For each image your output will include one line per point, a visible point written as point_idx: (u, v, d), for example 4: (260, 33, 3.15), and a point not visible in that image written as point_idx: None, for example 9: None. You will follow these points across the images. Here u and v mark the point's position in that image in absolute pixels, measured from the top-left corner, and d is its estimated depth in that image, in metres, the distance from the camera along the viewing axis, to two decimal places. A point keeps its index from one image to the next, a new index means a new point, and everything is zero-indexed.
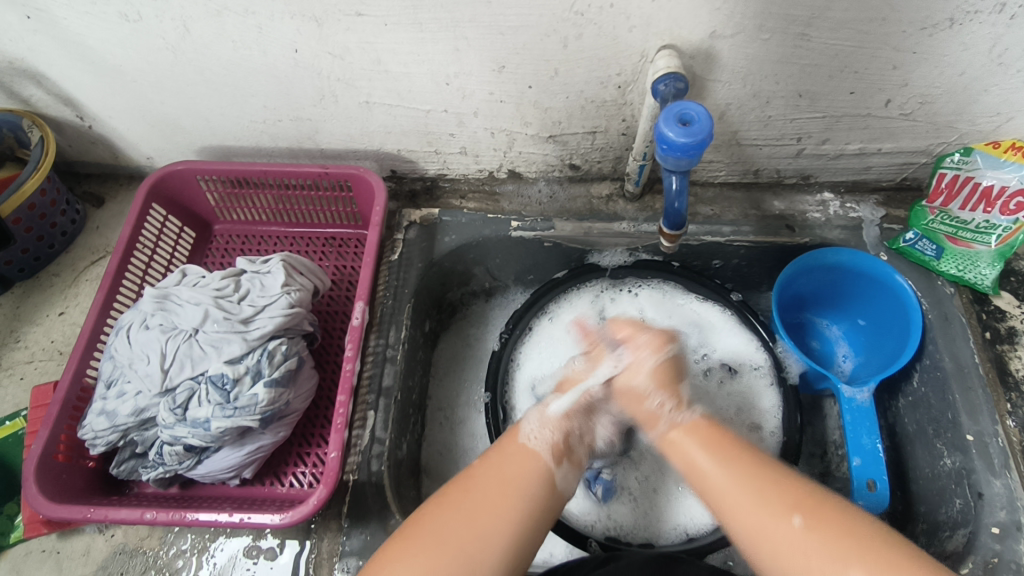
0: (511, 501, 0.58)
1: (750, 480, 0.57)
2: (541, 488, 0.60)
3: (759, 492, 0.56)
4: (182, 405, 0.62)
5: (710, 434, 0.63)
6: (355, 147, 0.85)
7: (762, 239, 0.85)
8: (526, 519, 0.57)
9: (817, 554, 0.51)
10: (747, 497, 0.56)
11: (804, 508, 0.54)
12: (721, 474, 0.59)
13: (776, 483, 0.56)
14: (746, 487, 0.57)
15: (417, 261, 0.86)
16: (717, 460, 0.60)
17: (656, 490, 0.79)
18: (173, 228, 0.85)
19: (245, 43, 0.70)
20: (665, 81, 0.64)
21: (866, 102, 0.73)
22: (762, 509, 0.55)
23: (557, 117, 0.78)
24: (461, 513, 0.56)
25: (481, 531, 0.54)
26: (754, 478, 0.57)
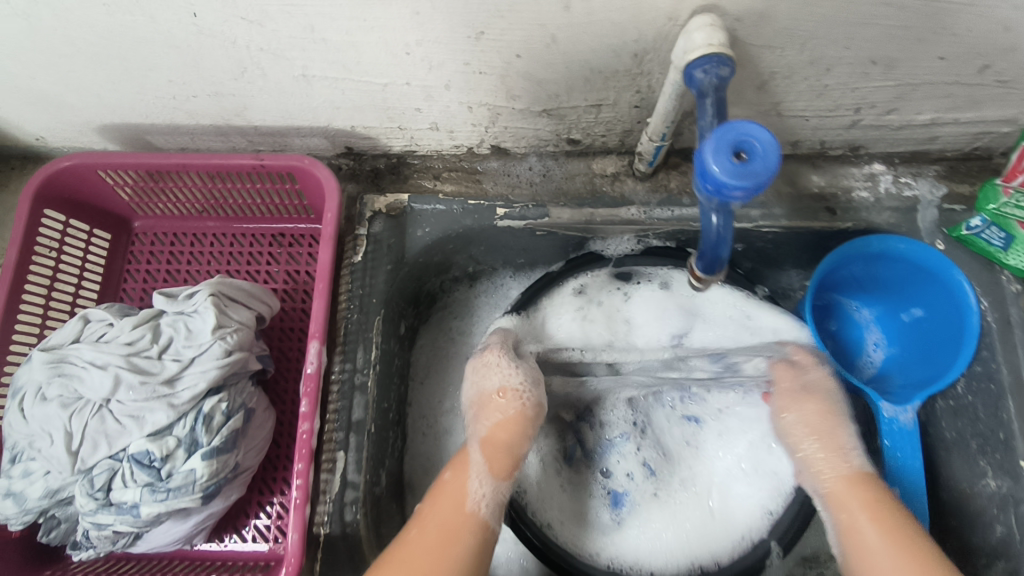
0: (463, 535, 0.57)
1: (904, 538, 0.55)
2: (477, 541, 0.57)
3: (908, 558, 0.54)
4: (104, 487, 0.52)
5: (870, 494, 0.59)
6: (297, 124, 0.68)
7: (797, 225, 0.71)
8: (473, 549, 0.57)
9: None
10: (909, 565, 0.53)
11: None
12: (868, 534, 0.56)
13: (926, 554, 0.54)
14: (895, 550, 0.55)
15: (385, 261, 0.72)
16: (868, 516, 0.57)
17: (686, 515, 0.72)
18: (79, 233, 0.69)
19: (123, 7, 0.50)
20: (702, 65, 0.46)
21: (958, 68, 0.55)
22: (903, 568, 0.53)
23: (553, 90, 0.60)
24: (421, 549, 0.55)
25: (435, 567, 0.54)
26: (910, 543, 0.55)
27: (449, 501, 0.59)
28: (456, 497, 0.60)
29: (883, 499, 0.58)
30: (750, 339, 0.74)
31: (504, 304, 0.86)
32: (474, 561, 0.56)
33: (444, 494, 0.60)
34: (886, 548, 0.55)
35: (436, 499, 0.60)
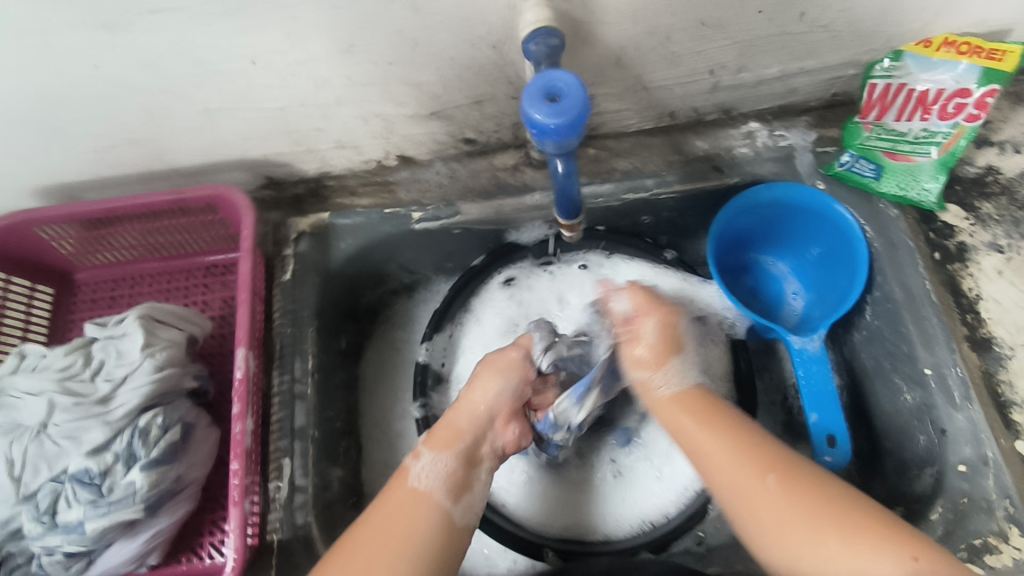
0: (416, 517, 0.57)
1: (727, 436, 0.60)
2: (433, 525, 0.57)
3: (735, 458, 0.58)
4: (49, 510, 0.54)
5: (708, 410, 0.63)
6: (214, 160, 0.74)
7: (689, 187, 0.77)
8: (431, 530, 0.56)
9: (787, 514, 0.53)
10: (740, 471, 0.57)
11: (774, 466, 0.56)
12: (705, 442, 0.60)
13: (756, 447, 0.58)
14: (727, 446, 0.59)
15: (313, 276, 0.76)
16: (698, 423, 0.62)
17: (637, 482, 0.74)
18: (23, 289, 0.73)
19: (30, 66, 0.57)
20: (533, 39, 0.53)
21: (778, 19, 0.63)
22: (739, 471, 0.57)
23: (433, 91, 0.67)
24: (369, 542, 0.54)
25: (389, 553, 0.53)
26: (731, 436, 0.60)
27: (396, 497, 0.58)
28: (406, 489, 0.59)
29: (714, 413, 0.62)
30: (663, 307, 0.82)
31: None
32: (432, 541, 0.56)
33: (388, 496, 0.59)
34: (725, 450, 0.59)
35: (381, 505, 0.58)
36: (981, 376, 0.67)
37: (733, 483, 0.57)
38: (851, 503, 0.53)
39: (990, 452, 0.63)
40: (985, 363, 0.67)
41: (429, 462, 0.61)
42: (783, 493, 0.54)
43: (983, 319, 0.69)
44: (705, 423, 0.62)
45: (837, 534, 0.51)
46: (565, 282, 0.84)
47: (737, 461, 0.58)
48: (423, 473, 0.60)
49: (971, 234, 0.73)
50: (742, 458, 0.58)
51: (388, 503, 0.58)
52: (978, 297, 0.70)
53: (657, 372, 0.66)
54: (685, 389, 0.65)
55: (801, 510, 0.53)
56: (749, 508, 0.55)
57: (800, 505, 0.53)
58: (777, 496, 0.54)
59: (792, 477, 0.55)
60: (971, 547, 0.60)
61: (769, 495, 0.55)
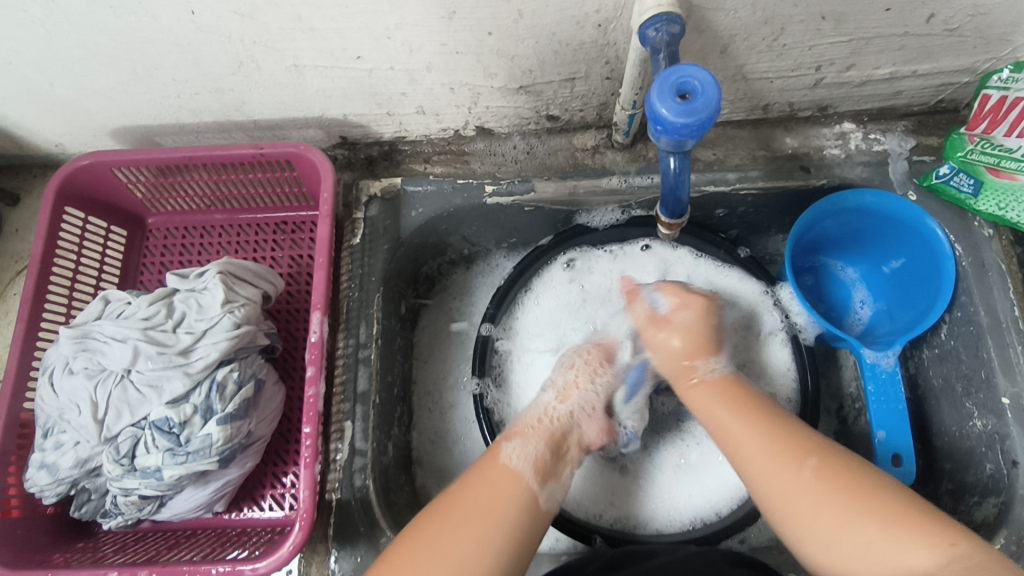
0: (508, 503, 0.57)
1: (761, 423, 0.59)
2: (523, 511, 0.58)
3: (769, 443, 0.58)
4: (129, 454, 0.56)
5: (742, 398, 0.63)
6: (293, 116, 0.72)
7: (773, 185, 0.74)
8: (522, 509, 0.58)
9: (828, 502, 0.52)
10: (768, 446, 0.57)
11: (815, 453, 0.55)
12: (738, 434, 0.60)
13: (793, 434, 0.58)
14: (758, 436, 0.59)
15: (382, 243, 0.75)
16: (733, 412, 0.62)
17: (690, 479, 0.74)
18: (98, 230, 0.74)
19: (127, 9, 0.56)
20: (654, 24, 0.50)
21: (903, 19, 0.59)
22: (771, 456, 0.57)
23: (526, 65, 0.64)
24: (469, 514, 0.55)
25: (470, 548, 0.53)
26: (769, 423, 0.60)
27: (492, 473, 0.60)
28: (499, 466, 0.61)
29: (724, 381, 0.65)
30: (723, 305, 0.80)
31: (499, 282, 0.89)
32: (514, 540, 0.55)
33: (475, 478, 0.59)
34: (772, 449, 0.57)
35: (478, 480, 0.59)
36: None
37: (773, 480, 0.56)
38: (894, 494, 0.51)
39: None
40: None
41: (519, 446, 0.63)
42: (824, 481, 0.53)
43: None
44: (727, 399, 0.63)
45: (879, 519, 0.49)
46: (630, 266, 0.82)
47: (767, 446, 0.57)
48: (513, 453, 0.62)
49: None
50: (771, 445, 0.57)
51: (481, 485, 0.58)
52: None
53: (675, 338, 0.68)
54: (723, 377, 0.66)
55: (843, 495, 0.51)
56: (785, 496, 0.54)
57: (837, 495, 0.52)
58: (811, 478, 0.54)
59: (833, 464, 0.54)
60: None
61: (808, 485, 0.53)
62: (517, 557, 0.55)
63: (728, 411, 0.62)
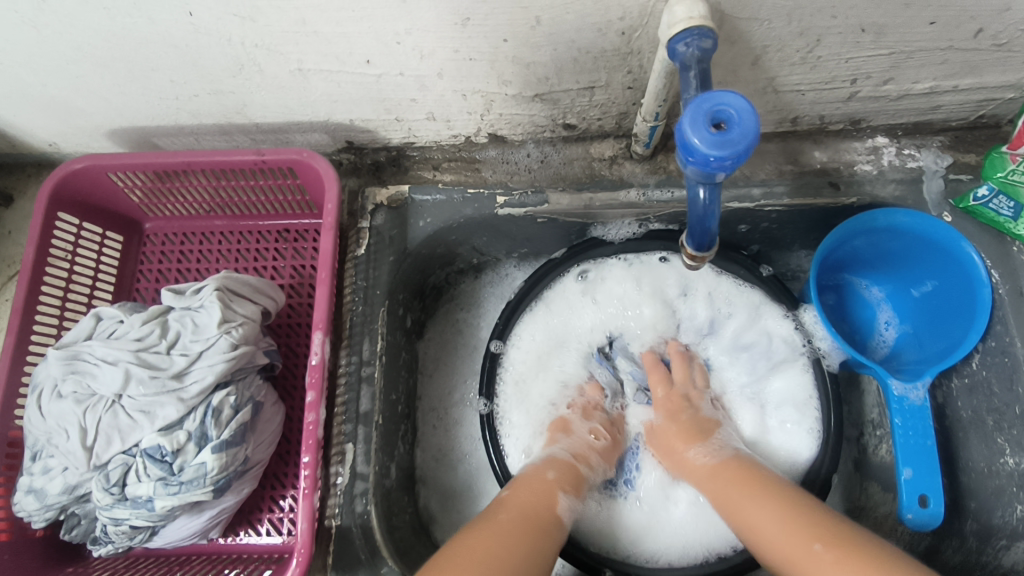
0: (546, 524, 0.58)
1: (775, 501, 0.56)
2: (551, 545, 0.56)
3: (787, 525, 0.53)
4: (119, 483, 0.53)
5: (745, 477, 0.61)
6: (297, 120, 0.69)
7: (799, 202, 0.70)
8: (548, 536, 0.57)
9: None
10: (778, 528, 0.53)
11: (822, 536, 0.50)
12: (753, 515, 0.56)
13: (809, 517, 0.53)
14: (783, 516, 0.54)
15: (387, 254, 0.72)
16: (747, 494, 0.58)
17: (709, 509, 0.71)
18: (93, 236, 0.71)
19: (121, 10, 0.52)
20: (684, 39, 0.46)
21: (949, 33, 0.55)
22: (786, 537, 0.52)
23: (543, 73, 0.61)
24: (511, 528, 0.55)
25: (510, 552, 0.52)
26: (790, 508, 0.55)
27: (532, 492, 0.61)
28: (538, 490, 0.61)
29: (738, 471, 0.62)
30: (746, 326, 0.76)
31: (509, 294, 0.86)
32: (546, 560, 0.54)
33: (522, 493, 0.60)
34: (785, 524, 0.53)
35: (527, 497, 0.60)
36: None
37: (782, 555, 0.51)
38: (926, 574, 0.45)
39: None
40: None
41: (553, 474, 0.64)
42: (834, 559, 0.48)
43: None
44: (741, 477, 0.61)
45: None
46: (647, 281, 0.78)
47: (781, 529, 0.53)
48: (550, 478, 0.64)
49: None
50: (786, 525, 0.53)
51: (523, 503, 0.59)
52: None
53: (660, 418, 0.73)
54: (722, 462, 0.64)
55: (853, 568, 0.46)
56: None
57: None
58: (829, 562, 0.48)
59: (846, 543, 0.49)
60: None
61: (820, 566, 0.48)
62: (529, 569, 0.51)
63: (741, 492, 0.58)
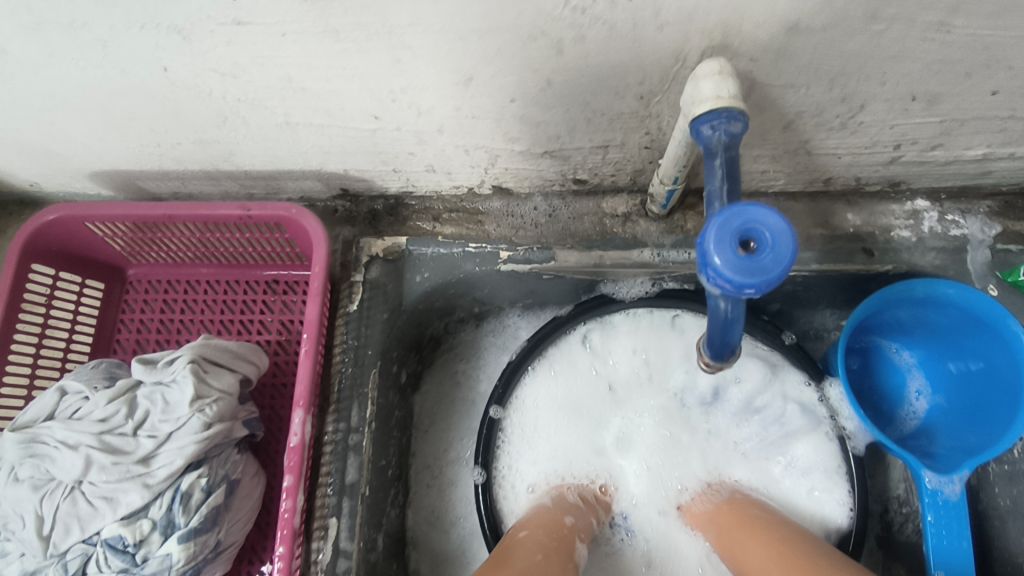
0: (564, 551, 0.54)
1: (767, 540, 0.53)
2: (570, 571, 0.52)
3: (772, 559, 0.50)
4: (78, 574, 0.49)
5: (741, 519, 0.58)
6: (287, 168, 0.64)
7: (829, 269, 0.64)
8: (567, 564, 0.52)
9: None
10: (764, 562, 0.51)
11: (797, 570, 0.48)
12: (747, 548, 0.54)
13: (797, 554, 0.50)
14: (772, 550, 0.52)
15: (381, 311, 0.67)
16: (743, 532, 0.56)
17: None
18: (70, 286, 0.67)
19: (91, 61, 0.48)
20: (709, 121, 0.41)
21: (1012, 102, 0.49)
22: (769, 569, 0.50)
23: (554, 132, 0.55)
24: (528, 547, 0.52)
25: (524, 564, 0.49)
26: (781, 544, 0.52)
27: (545, 525, 0.57)
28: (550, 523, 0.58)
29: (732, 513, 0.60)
30: (754, 392, 0.69)
31: (512, 345, 0.81)
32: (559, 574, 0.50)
33: (537, 524, 0.57)
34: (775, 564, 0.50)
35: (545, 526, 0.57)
36: None
37: None
38: None
39: None
40: None
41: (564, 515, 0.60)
42: None
43: None
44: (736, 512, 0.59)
45: None
46: (650, 340, 0.72)
47: (767, 562, 0.50)
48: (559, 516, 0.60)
49: None
50: (774, 560, 0.50)
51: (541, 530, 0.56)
52: None
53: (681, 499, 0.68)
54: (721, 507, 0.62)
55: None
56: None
57: None
58: None
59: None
60: None
61: None
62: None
63: (739, 529, 0.57)
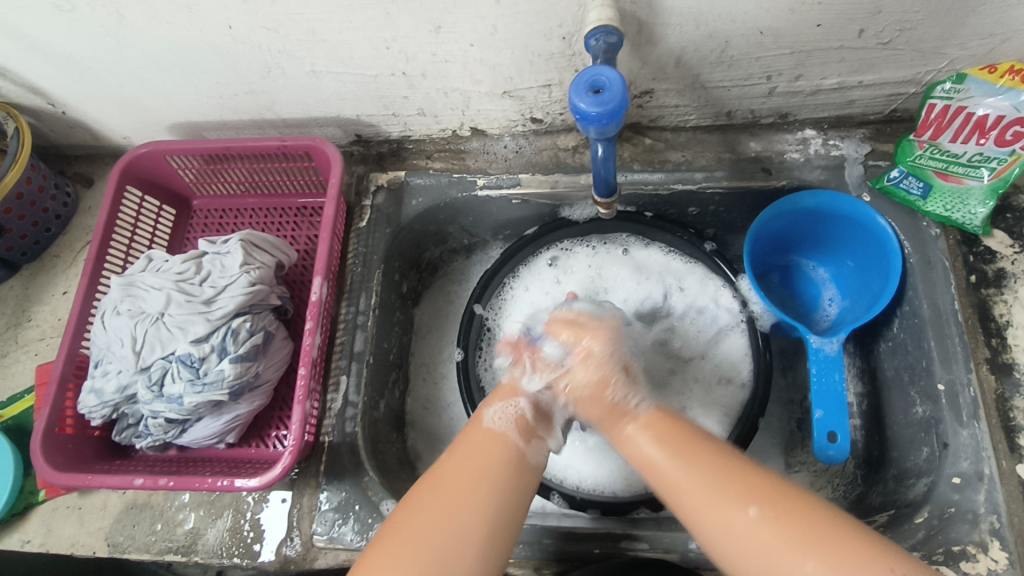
0: (494, 463, 0.61)
1: (699, 458, 0.57)
2: (510, 478, 0.60)
3: (714, 476, 0.54)
4: (158, 382, 0.68)
5: (666, 428, 0.62)
6: (315, 115, 0.85)
7: (736, 184, 0.81)
8: (508, 466, 0.61)
9: (768, 544, 0.49)
10: (699, 488, 0.54)
11: (755, 496, 0.52)
12: (676, 475, 0.56)
13: (731, 465, 0.55)
14: (693, 477, 0.55)
15: (385, 226, 0.86)
16: (666, 452, 0.59)
17: None
18: (152, 207, 0.88)
19: (180, 24, 0.69)
20: (595, 35, 0.61)
21: (837, 33, 0.66)
22: (715, 494, 0.53)
23: (507, 73, 0.75)
24: (451, 480, 0.58)
25: (461, 505, 0.56)
26: (725, 465, 0.55)
27: (476, 435, 0.64)
28: (483, 429, 0.65)
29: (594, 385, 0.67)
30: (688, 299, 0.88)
31: None
32: (501, 517, 0.57)
33: (463, 444, 0.63)
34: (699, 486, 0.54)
35: (468, 445, 0.63)
36: (996, 399, 0.69)
37: (715, 523, 0.52)
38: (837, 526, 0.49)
39: (986, 470, 0.66)
40: (1001, 387, 0.70)
41: (498, 409, 0.68)
42: (767, 522, 0.50)
43: (1010, 346, 0.71)
44: (663, 442, 0.60)
45: (802, 547, 0.48)
46: (604, 263, 0.91)
47: (700, 477, 0.55)
48: (494, 417, 0.67)
49: (1014, 261, 0.74)
50: (715, 481, 0.54)
51: (468, 450, 0.62)
52: (1008, 323, 0.72)
53: (584, 387, 0.68)
54: (648, 417, 0.64)
55: (790, 533, 0.49)
56: (725, 535, 0.51)
57: (778, 541, 0.48)
58: (760, 524, 0.50)
59: (777, 505, 0.51)
60: (948, 551, 0.63)
61: (749, 526, 0.50)
62: (509, 525, 0.57)
63: (657, 446, 0.60)
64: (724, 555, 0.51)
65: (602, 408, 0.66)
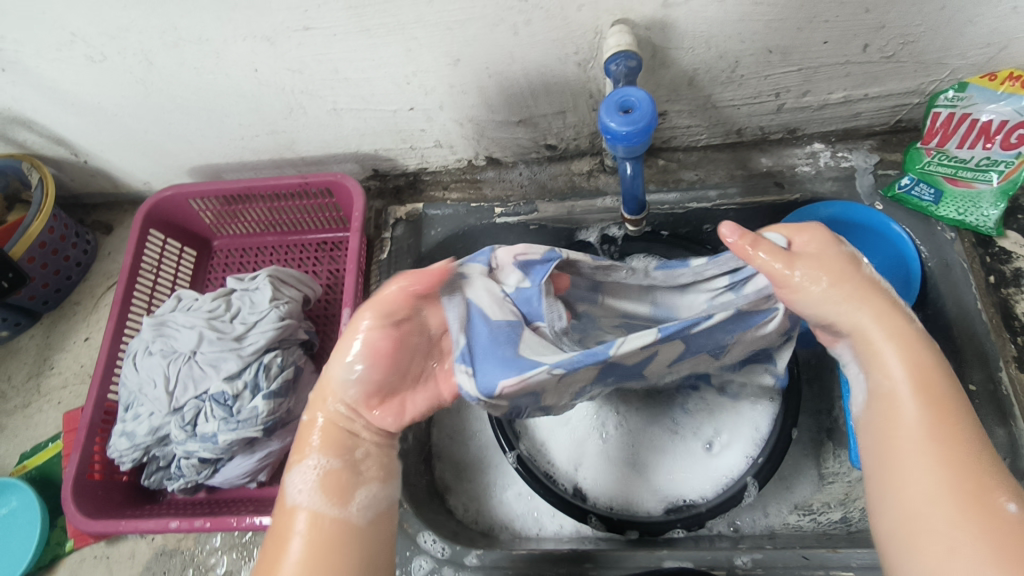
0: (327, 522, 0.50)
1: (952, 432, 0.46)
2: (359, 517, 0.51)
3: (952, 465, 0.45)
4: (191, 421, 0.68)
5: (922, 361, 0.49)
6: (333, 151, 0.87)
7: (750, 200, 0.83)
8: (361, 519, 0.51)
9: (976, 543, 0.42)
10: (931, 447, 0.45)
11: (1001, 493, 0.44)
12: (907, 409, 0.47)
13: (979, 470, 0.45)
14: (935, 440, 0.46)
15: (407, 257, 0.87)
16: (917, 400, 0.47)
17: (685, 467, 0.78)
18: (174, 249, 0.89)
19: (207, 68, 0.70)
20: (615, 61, 0.63)
21: (842, 49, 0.69)
22: (942, 465, 0.45)
23: (523, 101, 0.77)
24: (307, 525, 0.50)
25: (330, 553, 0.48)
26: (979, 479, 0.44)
27: (279, 520, 0.50)
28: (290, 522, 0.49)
29: (838, 261, 0.50)
30: None
31: None
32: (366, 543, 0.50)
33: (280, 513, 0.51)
34: (936, 460, 0.45)
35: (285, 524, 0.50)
36: None
37: (918, 481, 0.45)
38: None
39: None
40: None
41: (301, 477, 0.51)
42: (1004, 522, 0.42)
43: None
44: (915, 373, 0.48)
45: None
46: None
47: (936, 456, 0.45)
48: (301, 498, 0.50)
49: None
50: (949, 469, 0.44)
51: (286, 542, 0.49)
52: None
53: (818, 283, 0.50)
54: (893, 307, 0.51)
55: (1007, 556, 0.41)
56: (919, 507, 0.44)
57: (991, 549, 0.41)
58: (982, 523, 0.42)
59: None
60: None
61: (982, 512, 0.43)
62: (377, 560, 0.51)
63: (910, 381, 0.48)
64: (904, 518, 0.45)
65: (828, 273, 0.50)
